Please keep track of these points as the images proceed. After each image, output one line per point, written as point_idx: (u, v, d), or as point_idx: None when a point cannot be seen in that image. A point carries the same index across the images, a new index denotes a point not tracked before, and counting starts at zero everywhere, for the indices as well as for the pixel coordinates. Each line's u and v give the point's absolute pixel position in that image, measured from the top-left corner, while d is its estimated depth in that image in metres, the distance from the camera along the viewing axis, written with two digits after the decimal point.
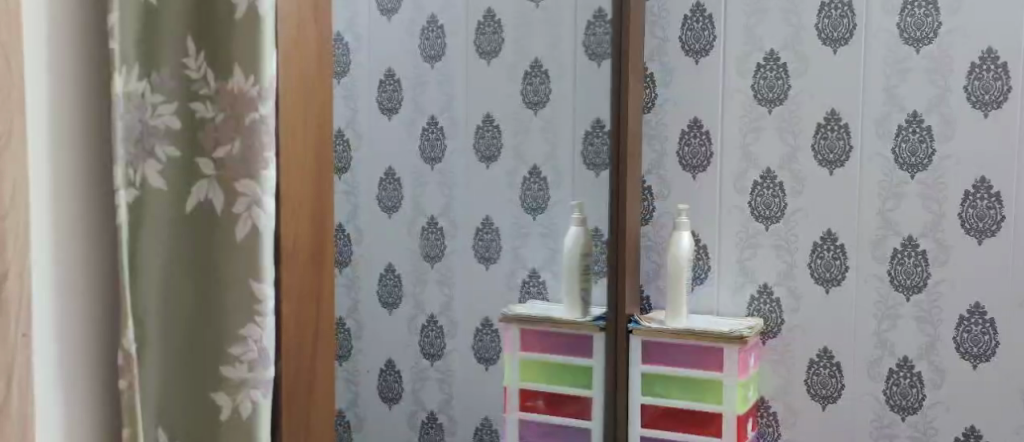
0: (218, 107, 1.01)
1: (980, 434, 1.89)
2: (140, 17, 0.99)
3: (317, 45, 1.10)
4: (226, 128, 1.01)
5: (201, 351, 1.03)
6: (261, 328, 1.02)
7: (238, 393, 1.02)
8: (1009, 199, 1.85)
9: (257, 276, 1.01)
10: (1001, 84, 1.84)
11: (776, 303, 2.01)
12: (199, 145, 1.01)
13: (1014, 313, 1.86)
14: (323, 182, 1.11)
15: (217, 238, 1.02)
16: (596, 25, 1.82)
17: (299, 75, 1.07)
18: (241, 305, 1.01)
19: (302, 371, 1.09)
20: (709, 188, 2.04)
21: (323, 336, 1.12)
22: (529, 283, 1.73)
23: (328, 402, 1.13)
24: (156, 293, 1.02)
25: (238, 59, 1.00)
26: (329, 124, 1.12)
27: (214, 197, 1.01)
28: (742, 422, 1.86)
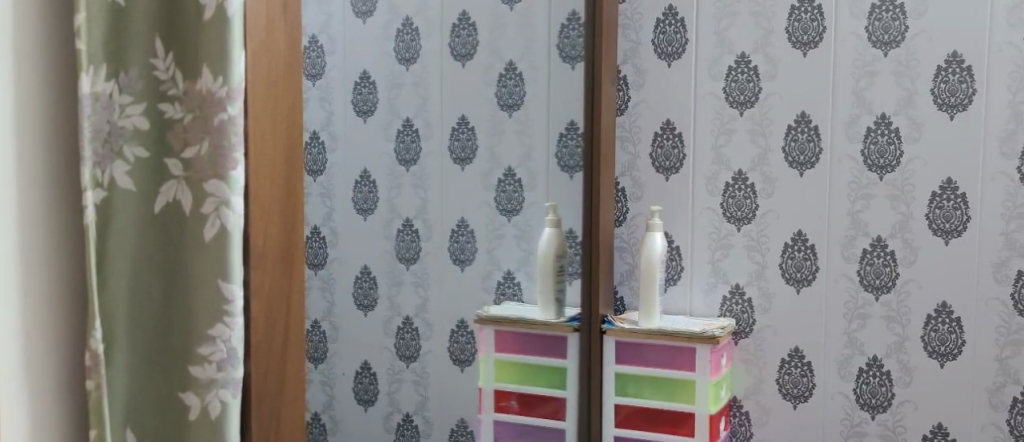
0: (187, 107, 0.99)
1: (947, 431, 1.93)
2: (108, 18, 0.97)
3: (287, 48, 1.10)
4: (194, 128, 0.99)
5: (170, 352, 1.01)
6: (230, 329, 1.01)
7: (207, 393, 1.00)
8: (974, 200, 1.88)
9: (225, 277, 1.00)
10: (966, 87, 1.87)
11: (748, 304, 2.03)
12: (167, 146, 1.00)
13: (980, 311, 1.90)
14: (291, 181, 1.11)
15: (186, 239, 1.00)
16: (569, 28, 1.85)
17: (267, 76, 1.07)
18: (210, 306, 1.00)
19: (271, 370, 1.09)
20: (681, 190, 2.06)
21: (292, 335, 1.12)
22: (505, 284, 1.71)
23: (298, 400, 1.13)
24: (124, 294, 1.00)
25: (207, 59, 0.98)
26: (298, 122, 1.12)
27: (184, 198, 1.00)
28: (713, 419, 1.91)
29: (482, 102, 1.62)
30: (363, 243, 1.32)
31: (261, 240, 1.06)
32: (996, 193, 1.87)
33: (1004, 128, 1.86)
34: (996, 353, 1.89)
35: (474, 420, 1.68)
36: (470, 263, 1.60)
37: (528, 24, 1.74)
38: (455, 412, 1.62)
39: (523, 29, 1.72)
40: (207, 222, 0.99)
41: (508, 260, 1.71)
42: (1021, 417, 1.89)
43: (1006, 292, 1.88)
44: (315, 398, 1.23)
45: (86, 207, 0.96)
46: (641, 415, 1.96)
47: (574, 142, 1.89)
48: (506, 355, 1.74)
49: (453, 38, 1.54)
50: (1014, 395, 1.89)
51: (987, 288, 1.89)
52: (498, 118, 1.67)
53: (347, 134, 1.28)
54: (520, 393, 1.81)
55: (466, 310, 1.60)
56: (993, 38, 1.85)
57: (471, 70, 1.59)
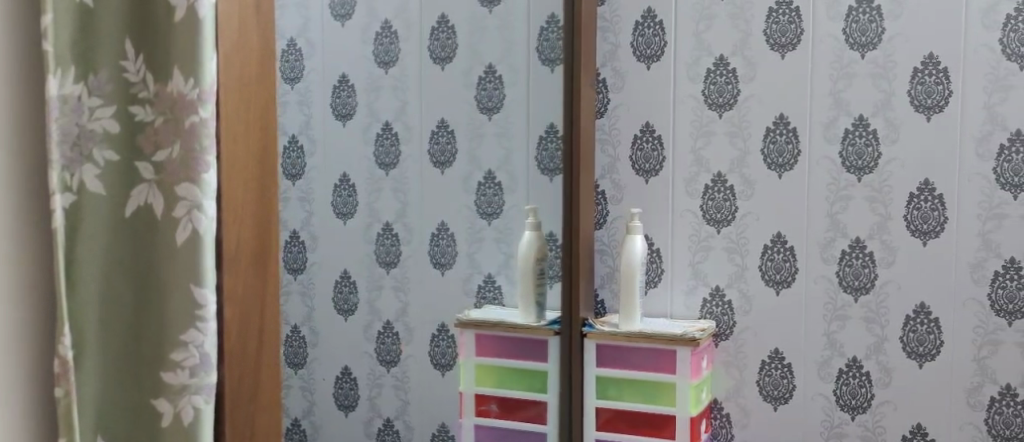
0: (157, 109, 0.95)
1: (926, 432, 1.95)
2: (78, 20, 0.95)
3: (261, 48, 1.06)
4: (166, 130, 0.95)
5: (143, 360, 0.97)
6: (202, 334, 0.96)
7: (179, 399, 0.95)
8: (951, 201, 1.91)
9: (197, 281, 0.95)
10: (942, 88, 1.90)
11: (728, 306, 2.05)
12: (138, 149, 0.96)
13: (958, 312, 1.92)
14: (266, 186, 1.07)
15: (157, 242, 0.96)
16: (548, 30, 1.88)
17: (240, 77, 1.04)
18: (180, 310, 0.95)
19: (246, 375, 1.05)
20: (661, 193, 2.07)
21: (268, 338, 1.08)
22: (485, 288, 1.69)
23: (275, 407, 1.08)
24: (95, 297, 0.96)
25: (179, 61, 0.94)
26: (274, 125, 1.09)
27: (156, 201, 0.96)
28: (694, 423, 1.93)
29: (461, 104, 1.59)
30: (342, 246, 1.30)
31: (234, 244, 1.03)
32: (973, 194, 1.90)
33: (980, 129, 1.88)
34: (974, 353, 1.91)
35: (454, 425, 1.64)
36: (449, 267, 1.56)
37: (509, 26, 1.73)
38: (438, 415, 1.59)
39: (503, 31, 1.71)
40: (178, 225, 0.94)
41: (489, 263, 1.69)
42: (999, 416, 1.91)
43: (983, 293, 1.90)
44: (295, 404, 1.20)
45: (53, 211, 0.93)
46: (622, 418, 1.98)
47: (552, 145, 1.91)
48: (485, 359, 1.71)
49: (432, 40, 1.51)
50: (991, 395, 1.91)
51: (964, 288, 1.91)
52: (477, 120, 1.64)
53: (325, 138, 1.26)
54: (499, 398, 1.78)
55: (446, 314, 1.57)
56: (969, 40, 1.88)
57: (451, 72, 1.56)
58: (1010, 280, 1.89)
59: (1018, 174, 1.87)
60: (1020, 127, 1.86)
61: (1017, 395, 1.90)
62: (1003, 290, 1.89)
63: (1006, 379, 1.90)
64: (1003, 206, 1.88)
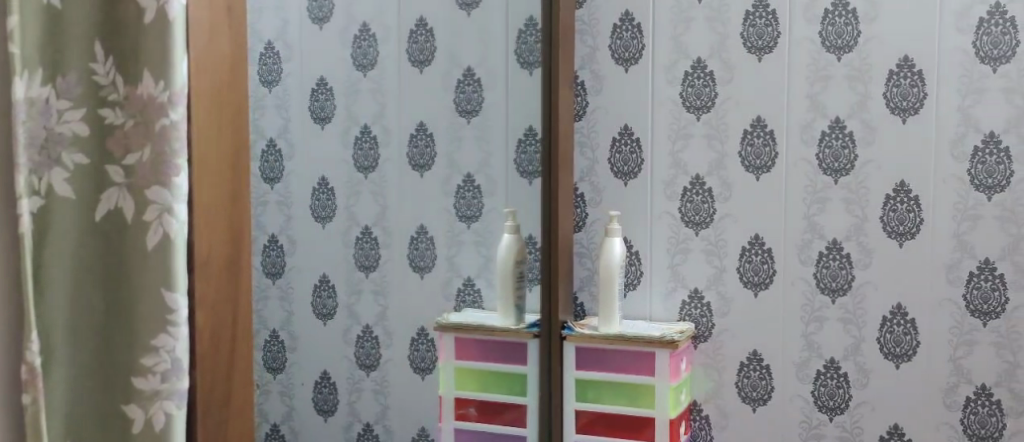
0: (128, 112, 0.93)
1: (903, 432, 1.97)
2: (44, 23, 0.90)
3: (233, 53, 1.06)
4: (137, 134, 0.93)
5: (115, 367, 0.94)
6: (173, 339, 0.94)
7: (151, 406, 0.93)
8: (927, 203, 1.92)
9: (168, 285, 0.93)
10: (918, 91, 1.91)
11: (706, 308, 2.06)
12: (108, 152, 0.93)
13: (934, 312, 1.94)
14: (239, 189, 1.08)
15: (128, 248, 0.93)
16: (527, 33, 1.88)
17: (211, 81, 1.03)
18: (151, 316, 0.93)
19: (217, 380, 1.04)
20: (639, 195, 2.08)
21: (240, 340, 1.08)
22: (464, 291, 1.68)
23: (246, 409, 1.08)
24: (64, 304, 0.92)
25: (148, 62, 0.92)
26: (245, 131, 1.09)
27: (126, 205, 0.93)
28: (674, 424, 1.96)
29: (441, 108, 1.58)
30: (323, 250, 1.28)
31: (205, 246, 1.02)
32: (948, 195, 1.91)
33: (955, 131, 1.90)
34: (950, 354, 1.93)
35: (434, 428, 1.63)
36: (428, 270, 1.55)
37: (487, 29, 1.73)
38: (418, 419, 1.57)
39: (482, 34, 1.71)
40: (149, 228, 0.92)
41: (469, 267, 1.68)
42: (974, 416, 1.92)
43: (958, 294, 1.92)
44: (273, 409, 1.18)
45: (21, 216, 0.88)
46: (601, 421, 2.00)
47: (531, 148, 1.91)
48: (465, 362, 1.70)
49: (410, 43, 1.50)
50: (967, 395, 1.93)
51: (940, 289, 1.93)
52: (456, 124, 1.63)
53: (303, 142, 1.24)
54: (478, 401, 1.77)
55: (426, 318, 1.56)
56: (943, 42, 1.90)
57: (430, 75, 1.55)
58: (984, 281, 1.91)
59: (991, 175, 1.89)
60: (993, 129, 1.88)
61: (992, 395, 1.91)
62: (977, 290, 1.91)
63: (981, 379, 1.92)
64: (977, 207, 1.90)
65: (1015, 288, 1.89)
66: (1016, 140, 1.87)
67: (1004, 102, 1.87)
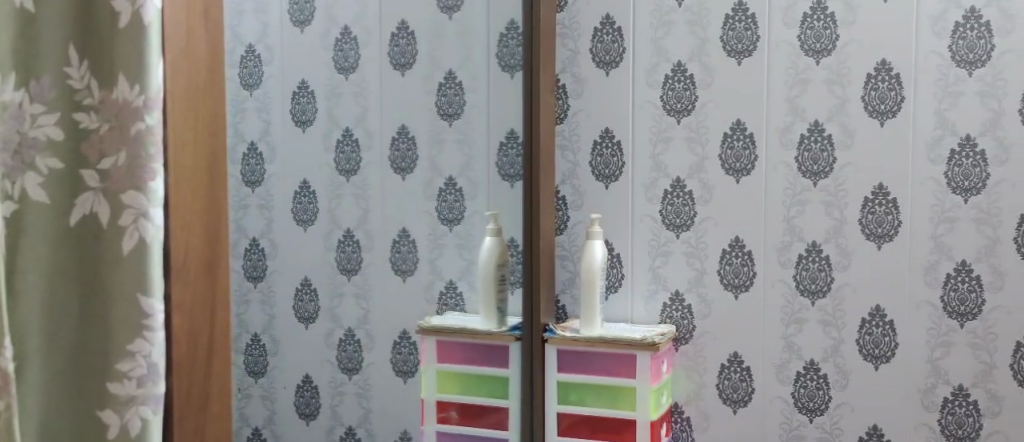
0: (102, 116, 0.86)
1: (882, 432, 1.98)
2: (17, 27, 0.84)
3: (210, 54, 1.05)
4: (112, 139, 0.87)
5: (87, 375, 0.87)
6: (149, 343, 0.88)
7: (127, 411, 0.87)
8: (905, 205, 1.94)
9: (145, 291, 0.88)
10: (895, 94, 1.93)
11: (687, 310, 2.07)
12: (82, 156, 0.86)
13: (912, 314, 1.95)
14: (216, 193, 1.06)
15: (102, 253, 0.87)
16: (508, 36, 1.89)
17: (186, 83, 1.01)
18: (127, 322, 0.87)
19: (194, 387, 1.02)
20: (621, 198, 2.09)
21: (218, 347, 1.06)
22: (447, 294, 1.68)
23: (225, 415, 1.07)
24: (36, 310, 0.86)
25: (126, 66, 0.86)
26: (223, 133, 1.07)
27: (102, 210, 0.86)
28: (655, 426, 1.97)
29: (422, 111, 1.58)
30: (306, 254, 1.27)
31: (180, 251, 1.00)
32: (926, 198, 1.93)
33: (932, 134, 1.92)
34: (928, 354, 1.95)
35: (417, 432, 1.62)
36: (410, 273, 1.55)
37: (469, 32, 1.73)
38: (400, 422, 1.57)
39: (463, 38, 1.71)
40: (125, 233, 0.86)
41: (451, 270, 1.68)
42: (952, 416, 1.94)
43: (936, 295, 1.94)
44: (255, 414, 1.16)
45: None
46: (584, 424, 2.00)
47: (513, 151, 1.92)
48: (448, 365, 1.70)
49: (392, 46, 1.49)
50: (945, 395, 1.94)
51: (918, 290, 1.95)
52: (438, 127, 1.63)
53: (283, 146, 1.22)
54: (459, 404, 1.76)
55: (409, 322, 1.55)
56: (919, 46, 1.91)
57: (412, 77, 1.54)
58: (962, 282, 1.92)
59: (968, 178, 1.90)
60: (969, 132, 1.90)
61: (970, 395, 1.93)
62: (954, 292, 1.93)
63: (958, 380, 1.94)
64: (954, 210, 1.92)
65: (992, 289, 1.91)
66: (993, 143, 1.89)
67: (980, 105, 1.89)
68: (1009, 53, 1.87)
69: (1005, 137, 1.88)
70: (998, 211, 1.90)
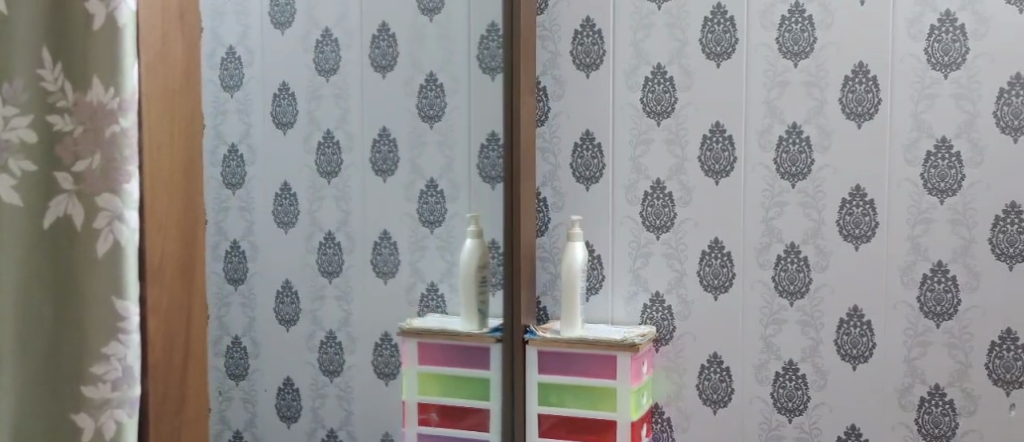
0: (76, 119, 0.82)
1: (860, 432, 2.00)
2: None
3: (185, 58, 1.05)
4: (86, 142, 0.82)
5: (59, 377, 0.82)
6: (123, 345, 0.85)
7: (101, 414, 0.84)
8: (881, 206, 1.96)
9: (120, 294, 0.84)
10: (872, 96, 1.95)
11: (668, 311, 2.08)
12: (56, 159, 0.81)
13: (889, 314, 1.97)
14: (192, 196, 1.06)
15: (76, 256, 0.82)
16: (489, 39, 1.89)
17: (162, 86, 1.01)
18: (102, 325, 0.83)
19: (170, 390, 1.02)
20: (601, 199, 2.10)
21: (193, 349, 1.06)
22: (428, 297, 1.68)
23: (199, 417, 1.08)
24: (9, 312, 0.80)
25: (98, 68, 0.82)
26: (198, 138, 1.08)
27: (76, 212, 0.82)
28: (635, 427, 1.98)
29: (404, 113, 1.58)
30: (287, 257, 1.26)
31: (158, 254, 1.00)
32: (903, 199, 1.95)
33: (909, 136, 1.94)
34: (905, 355, 1.97)
35: (398, 434, 1.62)
36: (392, 275, 1.55)
37: (449, 35, 1.73)
38: (381, 425, 1.57)
39: (444, 40, 1.71)
40: (99, 236, 0.83)
41: (432, 272, 1.68)
42: (928, 415, 1.96)
43: (913, 296, 1.96)
44: (236, 417, 1.16)
45: None
46: (565, 424, 2.01)
47: (494, 153, 1.92)
48: (429, 367, 1.70)
49: (374, 48, 1.49)
50: (922, 395, 1.96)
51: (895, 291, 1.97)
52: (419, 128, 1.63)
53: (264, 147, 1.20)
54: (440, 406, 1.76)
55: (390, 324, 1.55)
56: (896, 49, 1.93)
57: (393, 79, 1.54)
58: (938, 282, 1.94)
59: (944, 179, 1.92)
60: (945, 134, 1.92)
61: (946, 395, 1.95)
62: (931, 292, 1.95)
63: (935, 380, 1.96)
64: (930, 211, 1.94)
65: (968, 289, 1.93)
66: (968, 144, 1.91)
67: (955, 107, 1.91)
68: (983, 56, 1.89)
69: (980, 139, 1.90)
70: (973, 212, 1.92)
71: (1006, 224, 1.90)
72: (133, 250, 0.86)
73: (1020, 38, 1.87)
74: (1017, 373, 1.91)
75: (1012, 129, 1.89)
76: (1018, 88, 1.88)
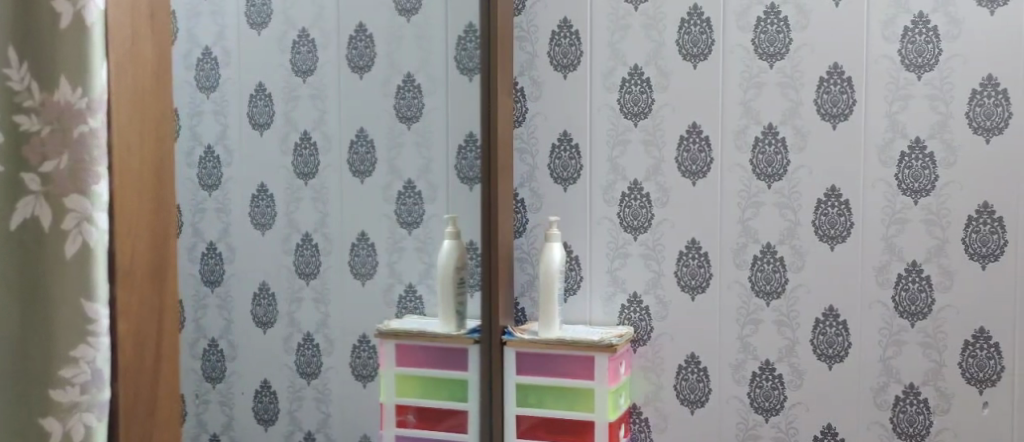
0: (44, 119, 0.86)
1: (836, 431, 2.01)
2: None
3: (156, 58, 1.05)
4: (54, 142, 0.87)
5: (28, 380, 0.86)
6: (93, 349, 0.90)
7: (70, 418, 0.88)
8: (857, 207, 1.97)
9: (90, 297, 0.89)
10: (847, 98, 1.96)
11: (645, 311, 2.09)
12: (23, 160, 0.85)
13: (865, 314, 1.98)
14: (163, 197, 1.06)
15: (46, 257, 0.86)
16: (466, 39, 1.89)
17: (132, 86, 1.01)
18: (72, 327, 0.88)
19: (141, 392, 1.02)
20: (578, 200, 2.11)
21: (166, 350, 1.06)
22: (406, 298, 1.68)
23: (172, 418, 1.07)
24: None
25: (66, 68, 0.87)
26: (170, 137, 1.07)
27: (44, 213, 0.86)
28: (613, 427, 1.98)
29: (382, 114, 1.57)
30: (263, 259, 1.25)
31: (128, 255, 1.01)
32: (878, 199, 1.96)
33: (884, 136, 1.95)
34: (881, 354, 1.98)
35: (376, 436, 1.62)
36: (369, 276, 1.54)
37: (426, 35, 1.73)
38: (359, 427, 1.56)
39: (421, 41, 1.70)
40: (69, 237, 0.87)
41: (410, 273, 1.68)
42: (903, 414, 1.98)
43: (887, 295, 1.97)
44: (213, 420, 1.15)
45: None
46: (542, 426, 2.02)
47: (472, 154, 1.92)
48: (406, 368, 1.69)
49: (351, 49, 1.48)
50: (897, 394, 1.98)
51: (871, 290, 1.98)
52: (397, 130, 1.62)
53: (241, 147, 1.19)
54: (417, 408, 1.75)
55: (368, 326, 1.55)
56: (871, 50, 1.95)
57: (371, 80, 1.54)
58: (912, 282, 1.96)
59: (918, 180, 1.94)
60: (919, 135, 1.93)
61: (920, 394, 1.97)
62: (905, 292, 1.96)
63: (910, 379, 1.97)
64: (905, 211, 1.95)
65: (942, 289, 1.94)
66: (941, 145, 1.92)
67: (928, 108, 1.93)
68: (956, 57, 1.91)
69: (953, 139, 1.92)
70: (947, 212, 1.93)
71: (979, 224, 1.92)
72: (103, 249, 0.91)
73: (992, 39, 1.89)
74: (990, 372, 1.93)
75: (985, 129, 1.90)
76: (990, 89, 1.90)
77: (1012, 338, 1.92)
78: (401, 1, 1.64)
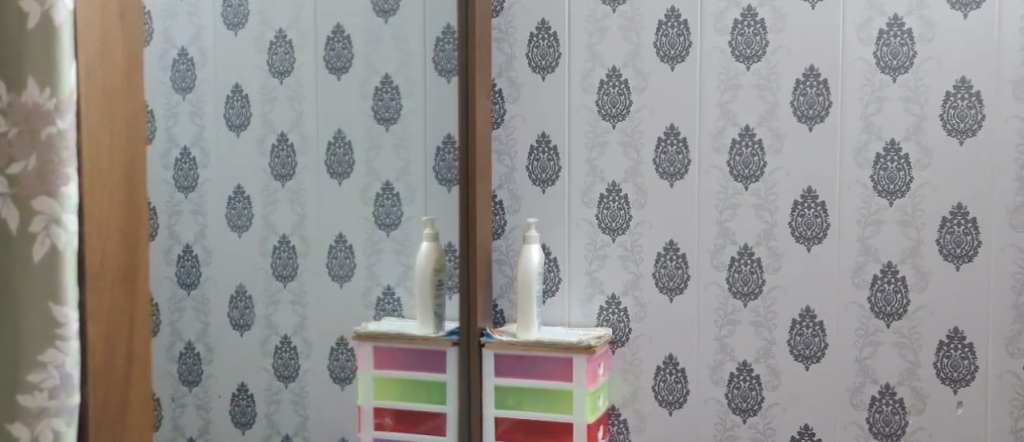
0: (10, 120, 0.85)
1: (813, 432, 2.02)
2: None
3: (126, 56, 1.02)
4: (21, 143, 0.86)
5: None
6: (62, 353, 0.89)
7: (38, 423, 0.87)
8: (833, 208, 1.98)
9: (59, 300, 0.88)
10: (823, 100, 1.97)
11: (623, 313, 2.09)
12: None
13: (841, 315, 1.99)
14: (134, 197, 1.03)
15: (12, 259, 0.86)
16: (443, 41, 1.89)
17: (102, 85, 0.98)
18: (40, 331, 0.87)
19: (112, 397, 0.99)
20: (556, 202, 2.11)
21: (137, 353, 1.03)
22: (384, 300, 1.67)
23: (146, 421, 1.04)
24: None
25: (33, 68, 0.86)
26: (140, 137, 1.04)
27: (11, 215, 0.85)
28: (591, 428, 1.99)
29: (359, 115, 1.57)
30: (240, 261, 1.24)
31: (98, 258, 0.97)
32: (854, 200, 1.97)
33: (859, 138, 1.96)
34: (857, 354, 1.99)
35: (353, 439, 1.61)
36: (348, 279, 1.53)
37: (403, 36, 1.72)
38: (337, 430, 1.55)
39: (398, 41, 1.70)
40: (37, 239, 0.87)
41: (388, 275, 1.67)
42: (879, 414, 1.99)
43: (863, 296, 1.98)
44: (190, 423, 1.14)
45: None
46: (520, 428, 2.02)
47: (449, 155, 1.92)
48: (385, 371, 1.69)
49: (328, 50, 1.47)
50: (873, 394, 1.99)
51: (847, 291, 1.99)
52: (375, 131, 1.62)
53: (217, 148, 1.18)
54: (394, 410, 1.75)
55: (346, 328, 1.54)
56: (846, 52, 1.96)
57: (349, 81, 1.53)
58: (888, 283, 1.97)
59: (893, 181, 1.95)
60: (893, 136, 1.95)
61: (896, 394, 1.98)
62: (881, 292, 1.97)
63: (885, 379, 1.98)
64: (880, 212, 1.97)
65: (917, 290, 1.96)
66: (915, 147, 1.94)
67: (903, 110, 1.94)
68: (930, 59, 1.92)
69: (927, 141, 1.93)
70: (922, 213, 1.95)
71: (953, 225, 1.94)
72: (73, 252, 0.90)
73: (966, 42, 1.91)
74: (964, 372, 1.94)
75: (959, 131, 1.92)
76: (963, 91, 1.91)
77: (985, 337, 1.94)
78: (378, 2, 1.63)
